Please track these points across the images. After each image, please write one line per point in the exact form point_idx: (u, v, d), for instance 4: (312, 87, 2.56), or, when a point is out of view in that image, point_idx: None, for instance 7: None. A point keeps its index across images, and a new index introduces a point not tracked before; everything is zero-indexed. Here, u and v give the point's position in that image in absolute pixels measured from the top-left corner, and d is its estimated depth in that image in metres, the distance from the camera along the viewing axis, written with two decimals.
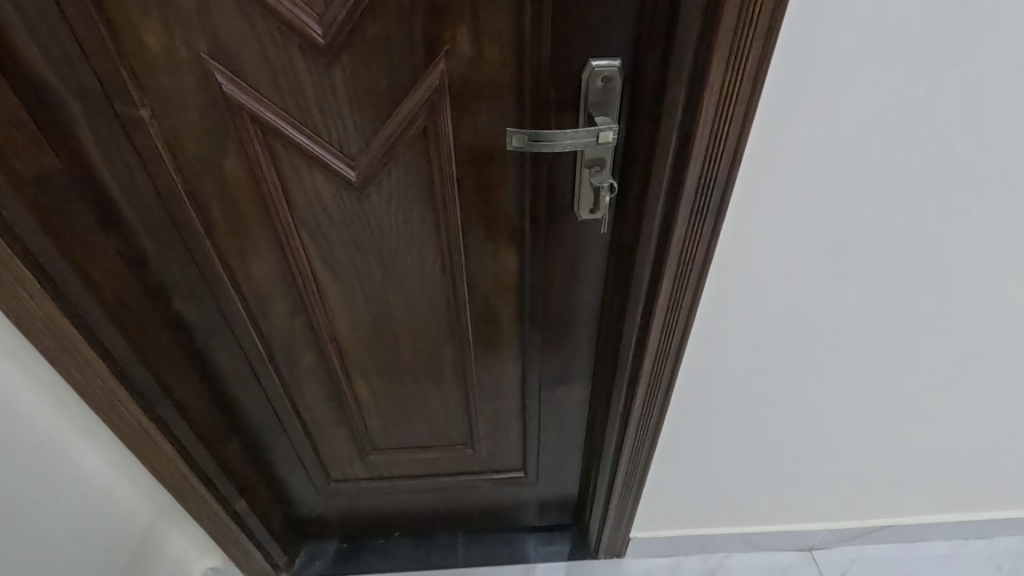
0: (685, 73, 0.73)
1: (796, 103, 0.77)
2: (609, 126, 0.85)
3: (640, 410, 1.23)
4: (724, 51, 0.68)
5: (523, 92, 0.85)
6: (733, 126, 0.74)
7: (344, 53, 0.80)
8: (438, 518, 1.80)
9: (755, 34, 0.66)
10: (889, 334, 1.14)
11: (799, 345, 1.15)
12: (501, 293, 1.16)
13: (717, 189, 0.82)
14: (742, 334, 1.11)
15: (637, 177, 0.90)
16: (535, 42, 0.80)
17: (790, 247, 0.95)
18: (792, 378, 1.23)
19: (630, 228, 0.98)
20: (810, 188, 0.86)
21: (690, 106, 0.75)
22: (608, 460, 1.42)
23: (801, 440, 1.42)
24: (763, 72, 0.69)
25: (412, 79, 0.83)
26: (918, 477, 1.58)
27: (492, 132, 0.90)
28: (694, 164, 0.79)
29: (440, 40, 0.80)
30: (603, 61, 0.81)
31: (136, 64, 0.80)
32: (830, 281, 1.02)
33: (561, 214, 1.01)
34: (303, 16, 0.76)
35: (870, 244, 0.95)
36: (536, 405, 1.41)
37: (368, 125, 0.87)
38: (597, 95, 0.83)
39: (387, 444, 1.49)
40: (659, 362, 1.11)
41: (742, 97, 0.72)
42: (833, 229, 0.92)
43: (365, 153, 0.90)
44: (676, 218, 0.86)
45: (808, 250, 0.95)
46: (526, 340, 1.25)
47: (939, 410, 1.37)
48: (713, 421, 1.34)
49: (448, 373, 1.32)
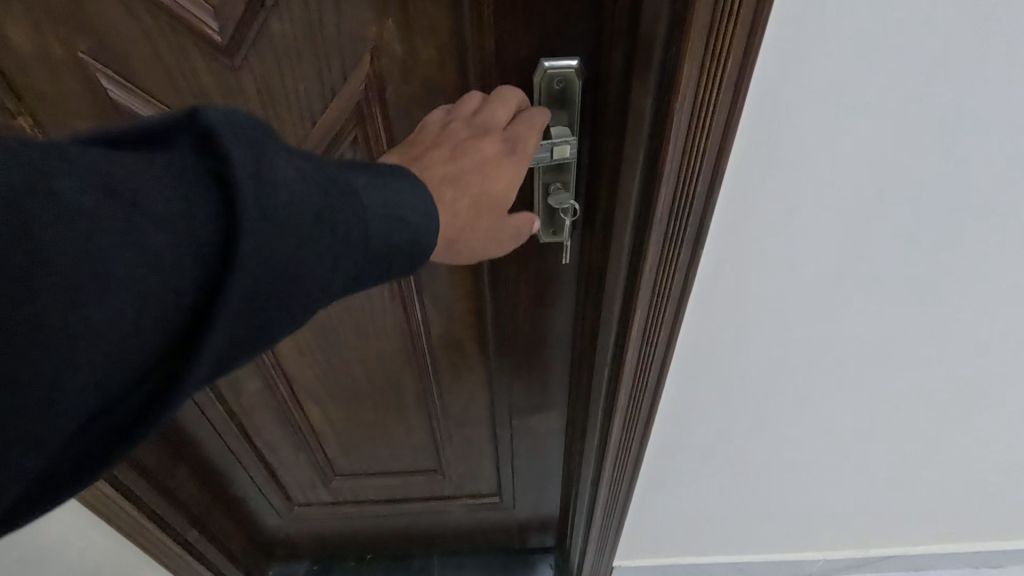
0: (651, 76, 0.59)
1: (787, 115, 0.63)
2: (567, 140, 0.70)
3: (617, 447, 1.10)
4: (697, 51, 0.55)
5: (467, 97, 0.72)
6: (710, 141, 0.61)
7: (251, 53, 0.68)
8: (412, 541, 1.70)
9: (734, 30, 0.53)
10: (894, 364, 1.02)
11: (793, 375, 1.03)
12: (462, 315, 1.04)
13: (694, 216, 0.69)
14: (727, 363, 1.00)
15: (604, 195, 0.77)
16: (476, 41, 0.67)
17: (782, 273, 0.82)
18: (784, 408, 1.12)
19: (598, 251, 0.85)
20: (803, 211, 0.73)
21: (658, 116, 0.62)
22: (586, 492, 1.31)
23: (795, 470, 1.31)
24: (746, 76, 0.56)
25: (334, 83, 0.71)
26: (926, 507, 1.46)
27: None
28: (665, 186, 0.66)
29: (363, 37, 0.67)
30: (557, 61, 0.68)
31: (7, 67, 0.68)
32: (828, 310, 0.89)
33: None
34: (196, 10, 0.64)
35: (875, 272, 0.82)
36: (508, 433, 1.30)
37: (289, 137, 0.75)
38: (552, 102, 0.70)
39: (350, 469, 1.39)
40: (636, 399, 0.98)
41: (721, 106, 0.58)
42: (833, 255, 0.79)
43: None
44: (647, 246, 0.73)
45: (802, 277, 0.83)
46: (493, 365, 1.14)
47: (950, 441, 1.25)
48: (698, 450, 1.22)
49: (409, 399, 1.21)
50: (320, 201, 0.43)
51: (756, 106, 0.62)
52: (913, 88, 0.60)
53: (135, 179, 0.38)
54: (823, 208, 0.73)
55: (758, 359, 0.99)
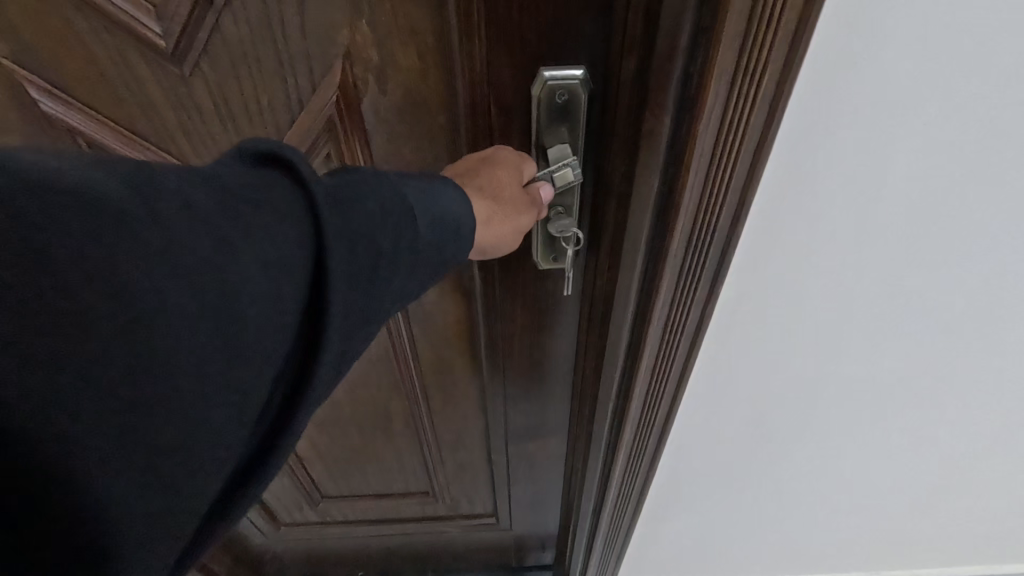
0: (669, 91, 0.50)
1: (828, 135, 0.53)
2: (567, 163, 0.61)
3: (619, 478, 1.03)
4: (727, 65, 0.45)
5: (454, 110, 0.63)
6: (736, 169, 0.52)
7: (202, 60, 0.58)
8: (405, 558, 1.64)
9: (773, 40, 0.43)
10: (932, 407, 0.91)
11: (820, 416, 0.93)
12: (454, 339, 0.96)
13: (713, 250, 0.60)
14: (744, 399, 0.90)
15: (609, 220, 0.68)
16: (464, 47, 0.57)
17: (811, 309, 0.72)
18: (805, 448, 1.02)
19: (603, 278, 0.76)
20: (840, 246, 0.63)
21: (676, 139, 0.52)
22: (587, 520, 1.24)
23: (814, 509, 1.21)
24: (784, 95, 0.46)
25: (299, 94, 0.61)
26: (954, 546, 1.36)
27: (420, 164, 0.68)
28: (682, 218, 0.57)
29: (333, 42, 0.58)
30: (558, 70, 0.58)
31: None
32: (865, 352, 0.79)
33: (518, 259, 0.81)
34: (134, 11, 0.54)
35: (918, 310, 0.72)
36: (503, 457, 1.23)
37: None
38: (552, 118, 0.61)
39: (337, 492, 1.32)
40: (642, 434, 0.90)
41: (752, 129, 0.49)
42: (871, 291, 0.69)
43: None
44: (660, 280, 0.64)
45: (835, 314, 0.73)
46: (486, 391, 1.06)
47: (988, 485, 1.13)
48: (707, 483, 1.13)
49: (398, 424, 1.13)
50: (388, 201, 0.47)
51: (792, 124, 0.53)
52: (981, 108, 0.50)
53: (248, 204, 0.39)
54: (862, 243, 0.63)
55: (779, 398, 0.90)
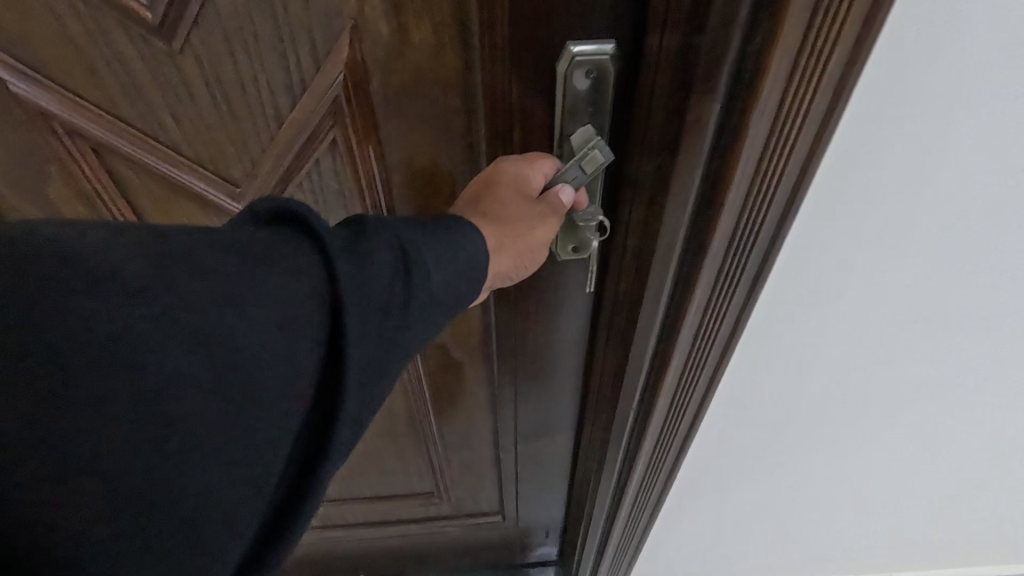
0: (713, 79, 0.43)
1: (904, 144, 0.44)
2: (593, 145, 0.57)
3: (636, 489, 0.99)
4: (785, 48, 0.39)
5: (471, 90, 0.58)
6: (787, 171, 0.45)
7: (193, 33, 0.52)
8: (407, 559, 1.60)
9: (841, 20, 0.36)
10: (984, 438, 0.83)
11: (854, 449, 0.85)
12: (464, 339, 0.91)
13: (752, 263, 0.53)
14: (777, 433, 0.81)
15: (637, 225, 0.61)
16: (484, 17, 0.52)
17: (864, 339, 0.63)
18: (839, 477, 0.93)
19: (626, 289, 0.70)
20: (904, 271, 0.54)
21: (719, 133, 0.46)
22: (601, 526, 1.20)
23: (837, 530, 1.14)
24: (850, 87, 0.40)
25: (301, 72, 0.56)
26: (966, 558, 1.33)
27: (433, 148, 0.63)
28: (721, 224, 0.51)
29: (339, 14, 0.52)
30: (586, 45, 0.53)
31: None
32: (900, 393, 0.72)
33: None
34: None
35: (988, 337, 0.63)
36: (511, 455, 1.19)
37: (250, 139, 0.60)
38: (578, 98, 0.56)
39: (337, 494, 1.28)
40: (663, 446, 0.85)
41: (808, 125, 0.42)
42: (935, 321, 0.60)
43: (252, 177, 0.63)
44: (692, 292, 0.58)
45: (892, 343, 0.64)
46: (496, 388, 1.02)
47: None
48: (728, 512, 1.06)
49: (402, 424, 1.09)
50: (402, 252, 0.47)
51: (862, 124, 0.43)
52: None
53: (259, 256, 0.41)
54: (935, 267, 0.53)
55: (801, 437, 0.82)
